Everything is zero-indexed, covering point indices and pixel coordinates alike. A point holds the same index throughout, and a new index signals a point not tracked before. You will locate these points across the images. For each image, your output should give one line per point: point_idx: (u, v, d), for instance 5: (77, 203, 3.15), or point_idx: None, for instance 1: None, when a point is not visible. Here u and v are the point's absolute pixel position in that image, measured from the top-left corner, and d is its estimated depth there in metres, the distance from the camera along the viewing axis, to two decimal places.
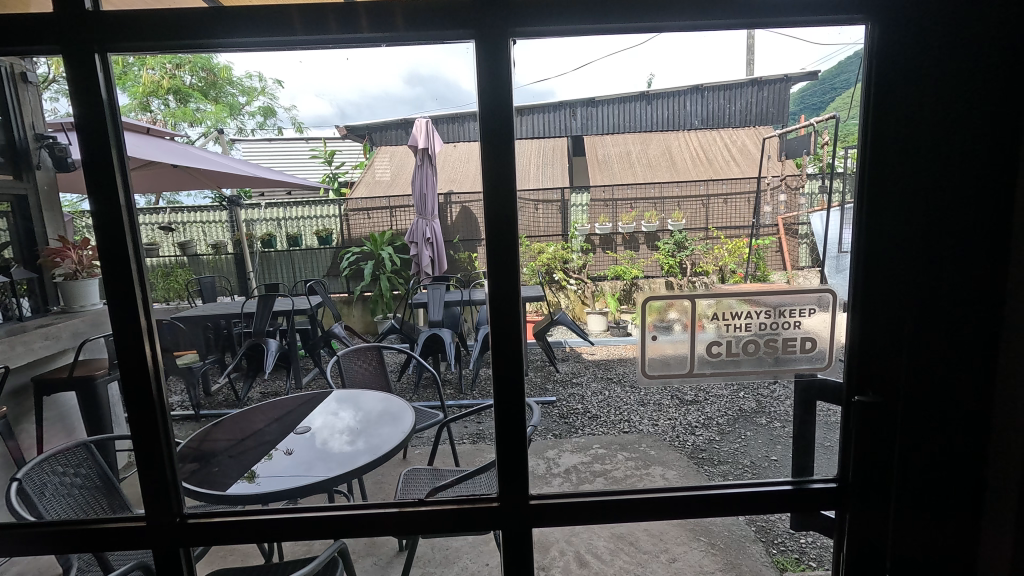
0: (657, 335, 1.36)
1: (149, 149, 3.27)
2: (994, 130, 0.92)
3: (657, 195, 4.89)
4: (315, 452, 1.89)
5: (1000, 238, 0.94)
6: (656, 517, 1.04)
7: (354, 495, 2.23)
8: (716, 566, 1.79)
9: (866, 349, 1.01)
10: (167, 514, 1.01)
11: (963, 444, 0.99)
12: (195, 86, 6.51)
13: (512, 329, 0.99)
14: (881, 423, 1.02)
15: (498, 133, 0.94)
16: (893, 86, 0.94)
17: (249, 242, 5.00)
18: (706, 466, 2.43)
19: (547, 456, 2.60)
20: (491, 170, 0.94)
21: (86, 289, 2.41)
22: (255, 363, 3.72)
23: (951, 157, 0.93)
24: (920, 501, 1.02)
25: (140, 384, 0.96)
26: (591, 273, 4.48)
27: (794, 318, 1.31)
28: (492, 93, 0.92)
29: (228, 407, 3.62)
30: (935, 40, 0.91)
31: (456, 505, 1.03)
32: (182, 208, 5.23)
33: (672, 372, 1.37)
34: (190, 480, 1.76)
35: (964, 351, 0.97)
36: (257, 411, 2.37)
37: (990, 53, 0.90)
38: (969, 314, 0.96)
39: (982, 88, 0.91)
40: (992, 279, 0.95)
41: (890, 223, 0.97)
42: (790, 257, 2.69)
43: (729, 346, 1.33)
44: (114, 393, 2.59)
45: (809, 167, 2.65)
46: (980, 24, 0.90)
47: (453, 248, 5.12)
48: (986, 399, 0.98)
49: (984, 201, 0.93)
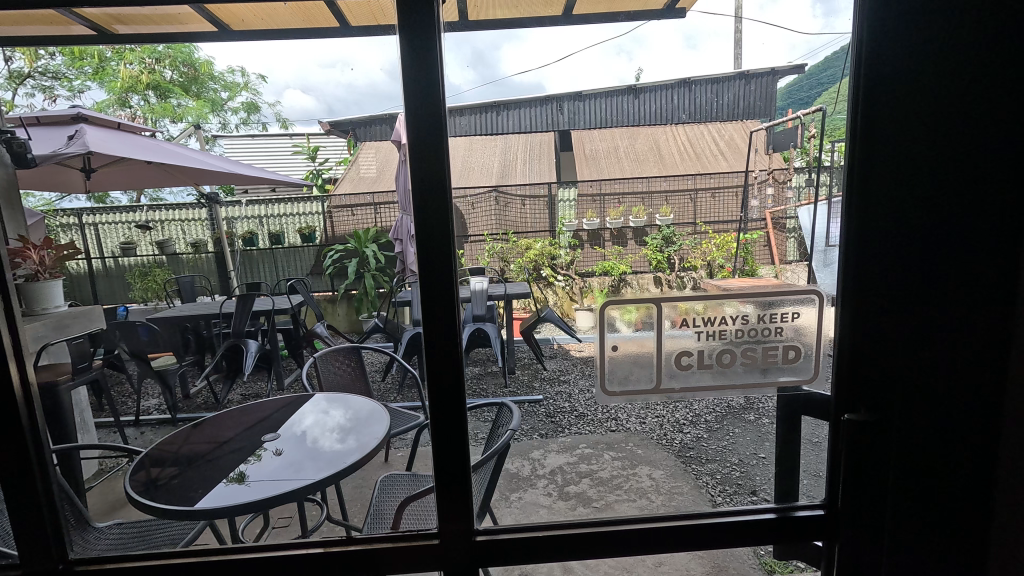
0: (617, 334, 1.36)
1: (116, 142, 3.12)
2: (1000, 130, 0.86)
3: (645, 189, 4.96)
4: (306, 452, 1.84)
5: (1010, 245, 0.88)
6: (606, 551, 1.01)
7: (332, 503, 2.16)
8: (704, 568, 1.74)
9: (855, 364, 0.99)
10: (48, 560, 0.97)
11: (971, 460, 0.94)
12: (176, 81, 6.10)
13: (448, 335, 0.96)
14: (874, 442, 0.98)
15: (428, 131, 0.90)
16: (881, 91, 0.90)
17: (230, 241, 4.88)
18: (693, 464, 2.39)
19: (532, 456, 2.53)
20: (418, 169, 0.90)
21: (49, 292, 2.28)
22: (235, 364, 3.64)
23: (952, 159, 0.88)
24: (922, 523, 0.97)
25: (12, 411, 0.92)
26: (579, 269, 4.39)
27: (775, 324, 1.28)
28: (419, 87, 0.89)
29: (206, 409, 3.53)
30: (924, 39, 0.86)
31: (392, 543, 0.99)
32: (161, 206, 5.10)
33: (640, 388, 1.33)
34: (167, 487, 1.68)
35: (968, 365, 0.92)
36: (232, 415, 2.26)
37: (997, 42, 0.84)
38: (974, 326, 0.91)
39: (983, 85, 0.85)
40: (1005, 286, 0.89)
41: (881, 231, 0.93)
42: (778, 251, 2.70)
43: (702, 358, 1.30)
44: (81, 397, 2.51)
45: (796, 161, 2.62)
46: (986, 8, 0.83)
47: None
48: (996, 412, 0.92)
49: (992, 204, 0.87)
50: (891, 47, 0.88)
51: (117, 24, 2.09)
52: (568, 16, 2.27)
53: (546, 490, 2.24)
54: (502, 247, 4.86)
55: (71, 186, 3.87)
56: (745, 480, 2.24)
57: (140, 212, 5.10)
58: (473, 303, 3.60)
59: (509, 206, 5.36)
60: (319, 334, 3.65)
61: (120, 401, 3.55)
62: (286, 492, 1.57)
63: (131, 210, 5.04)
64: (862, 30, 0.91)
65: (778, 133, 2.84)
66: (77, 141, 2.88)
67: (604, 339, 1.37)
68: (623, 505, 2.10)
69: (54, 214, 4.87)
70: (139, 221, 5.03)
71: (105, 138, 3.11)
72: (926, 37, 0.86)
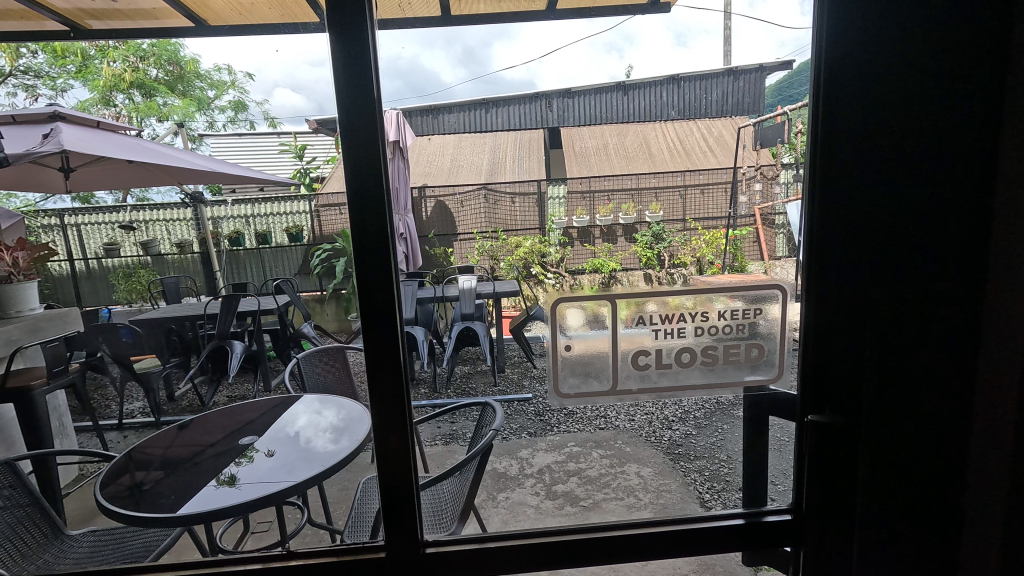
0: (567, 332, 1.36)
1: (94, 142, 3.05)
2: (962, 132, 0.85)
3: (635, 186, 4.95)
4: (298, 452, 1.83)
5: (974, 248, 0.87)
6: (564, 560, 1.01)
7: (314, 506, 2.14)
8: (690, 567, 1.74)
9: (820, 367, 0.99)
10: None
11: (941, 465, 0.93)
12: (162, 80, 5.80)
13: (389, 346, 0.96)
14: (839, 445, 0.98)
15: (363, 135, 0.89)
16: (841, 93, 0.89)
17: (215, 241, 4.80)
18: (681, 461, 2.38)
19: (520, 455, 2.52)
20: (353, 173, 0.89)
21: (24, 293, 2.24)
22: (220, 366, 3.65)
23: (917, 163, 0.87)
24: (889, 528, 0.96)
25: None
26: (571, 265, 3.83)
27: (733, 322, 1.31)
28: (352, 89, 0.87)
29: (190, 412, 3.48)
30: (884, 39, 0.85)
31: (337, 555, 0.98)
32: (146, 206, 5.01)
33: (594, 390, 1.35)
34: (154, 493, 1.64)
35: (935, 369, 0.91)
36: (215, 417, 2.23)
37: (961, 44, 0.83)
38: (940, 330, 0.90)
39: (944, 88, 0.85)
40: (970, 290, 0.89)
41: (845, 236, 0.93)
42: (767, 247, 2.70)
43: (660, 357, 1.33)
44: (59, 401, 2.47)
45: (784, 157, 2.62)
46: (950, 9, 0.82)
47: (428, 243, 5.14)
48: (965, 417, 0.92)
49: (958, 207, 0.86)
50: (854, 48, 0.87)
51: (90, 20, 2.12)
52: (552, 10, 2.32)
53: (533, 489, 2.23)
54: (493, 244, 4.93)
55: (51, 186, 3.81)
56: (732, 476, 2.24)
57: (123, 213, 4.99)
58: (461, 302, 3.72)
59: (499, 204, 5.36)
60: (307, 335, 3.60)
61: (102, 405, 3.50)
62: (270, 493, 1.56)
63: (114, 210, 4.97)
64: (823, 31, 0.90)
65: (766, 128, 2.83)
66: (53, 140, 2.83)
67: (552, 337, 1.36)
68: (611, 503, 2.09)
69: (36, 215, 4.79)
70: (122, 221, 4.92)
71: (83, 137, 3.03)
72: (890, 39, 0.85)
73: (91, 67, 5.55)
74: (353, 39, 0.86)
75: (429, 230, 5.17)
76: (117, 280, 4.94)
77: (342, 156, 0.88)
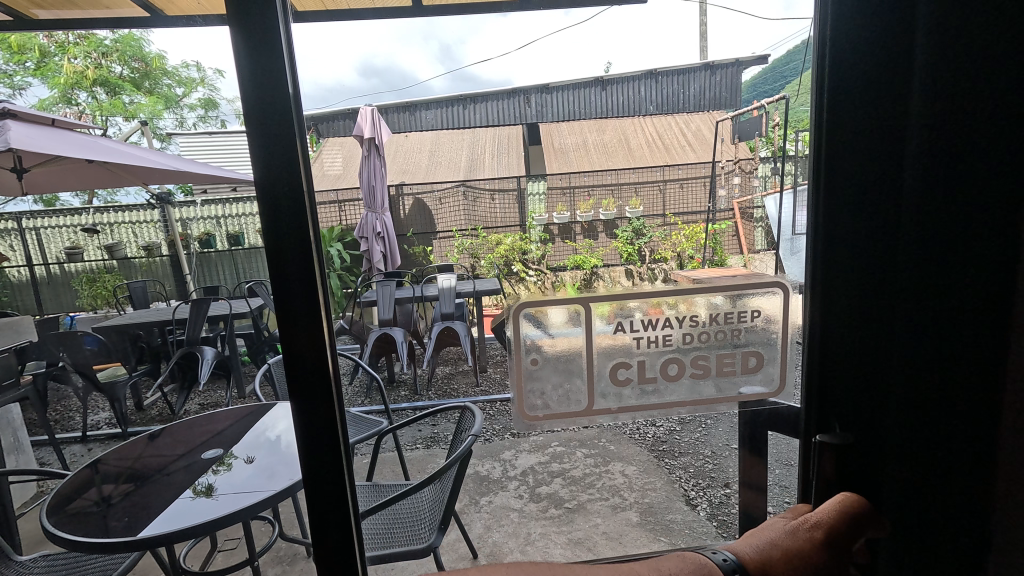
0: (547, 330, 1.25)
1: (44, 141, 2.85)
2: (973, 163, 0.97)
3: (615, 181, 4.84)
4: (278, 458, 1.77)
5: (994, 262, 0.98)
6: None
7: (286, 519, 2.05)
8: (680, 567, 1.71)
9: (823, 386, 1.16)
10: None
11: (974, 455, 1.03)
12: (127, 78, 5.36)
13: (317, 362, 0.92)
14: (853, 452, 1.12)
15: (280, 144, 0.85)
16: (834, 155, 1.06)
17: (183, 243, 4.37)
18: (666, 458, 2.21)
19: (504, 457, 2.44)
20: (268, 188, 0.85)
21: None
22: (190, 373, 3.47)
23: (913, 205, 1.01)
24: (921, 515, 1.07)
25: None
26: (550, 262, 3.59)
27: (726, 329, 1.26)
28: (263, 94, 0.83)
29: (159, 421, 3.33)
30: (868, 108, 1.02)
31: None
32: (111, 208, 4.84)
33: (571, 411, 1.30)
34: (121, 509, 1.54)
35: (957, 372, 1.02)
36: (182, 427, 2.11)
37: (969, 90, 0.95)
38: (959, 340, 1.02)
39: (950, 127, 0.97)
40: (992, 299, 0.99)
41: (844, 272, 1.09)
42: (747, 241, 2.68)
43: (643, 371, 1.27)
44: (13, 416, 2.34)
45: (761, 151, 2.59)
46: (948, 69, 0.95)
47: (405, 242, 4.74)
48: (993, 412, 1.02)
49: (956, 239, 0.99)
50: (850, 112, 1.03)
51: (34, 9, 2.07)
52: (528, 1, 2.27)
53: (517, 492, 2.16)
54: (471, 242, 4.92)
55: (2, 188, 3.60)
56: None
57: (85, 215, 4.93)
58: (441, 302, 3.58)
59: (479, 202, 5.51)
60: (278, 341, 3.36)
61: (64, 417, 3.34)
62: (246, 505, 1.50)
63: (75, 213, 4.90)
64: (818, 103, 1.06)
65: (745, 121, 2.78)
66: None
67: (525, 331, 1.24)
68: (596, 504, 2.08)
69: None
70: (86, 224, 4.84)
71: (33, 136, 2.84)
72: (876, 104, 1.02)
73: (52, 67, 5.64)
74: (265, 34, 0.81)
75: (408, 228, 5.26)
76: (81, 285, 4.71)
77: (257, 163, 0.84)
